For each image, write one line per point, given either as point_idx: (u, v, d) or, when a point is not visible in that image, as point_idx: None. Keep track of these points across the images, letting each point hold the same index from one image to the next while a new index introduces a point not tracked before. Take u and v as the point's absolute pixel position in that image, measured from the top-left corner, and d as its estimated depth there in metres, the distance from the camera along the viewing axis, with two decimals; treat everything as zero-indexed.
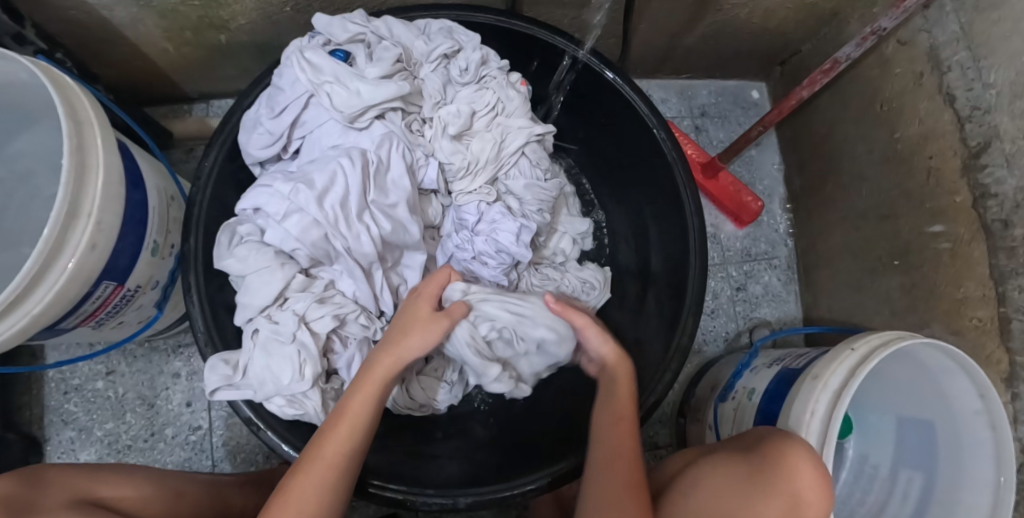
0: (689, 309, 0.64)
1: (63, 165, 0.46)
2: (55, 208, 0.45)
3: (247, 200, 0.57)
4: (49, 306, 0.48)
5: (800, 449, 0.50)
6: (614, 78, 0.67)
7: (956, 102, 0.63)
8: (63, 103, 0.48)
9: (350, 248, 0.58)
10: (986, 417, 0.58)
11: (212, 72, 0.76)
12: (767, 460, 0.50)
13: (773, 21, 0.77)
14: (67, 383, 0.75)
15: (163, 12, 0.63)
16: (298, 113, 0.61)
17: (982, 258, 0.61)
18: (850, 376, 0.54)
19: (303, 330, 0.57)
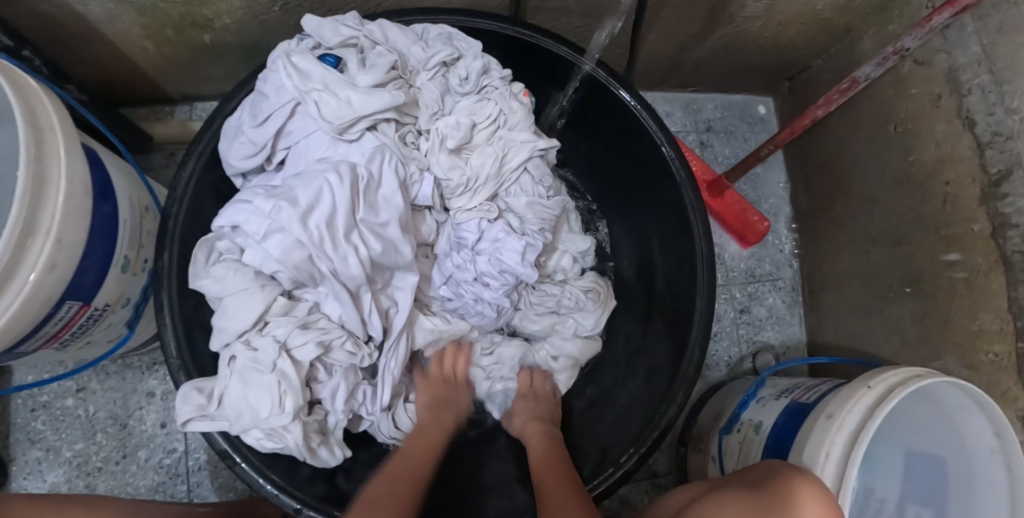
0: (696, 336, 0.62)
1: (19, 178, 0.42)
2: (8, 225, 0.41)
3: (225, 216, 0.53)
4: (3, 330, 0.44)
5: (818, 496, 0.45)
6: (634, 103, 0.64)
7: (976, 127, 0.61)
8: (22, 108, 0.43)
9: (336, 270, 0.54)
10: (1001, 456, 0.56)
11: (196, 73, 0.72)
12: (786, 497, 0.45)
13: (784, 35, 0.74)
14: (35, 399, 0.70)
15: (141, 8, 0.59)
16: (283, 122, 0.57)
17: (1000, 291, 0.59)
18: (868, 416, 0.51)
19: (283, 358, 0.52)
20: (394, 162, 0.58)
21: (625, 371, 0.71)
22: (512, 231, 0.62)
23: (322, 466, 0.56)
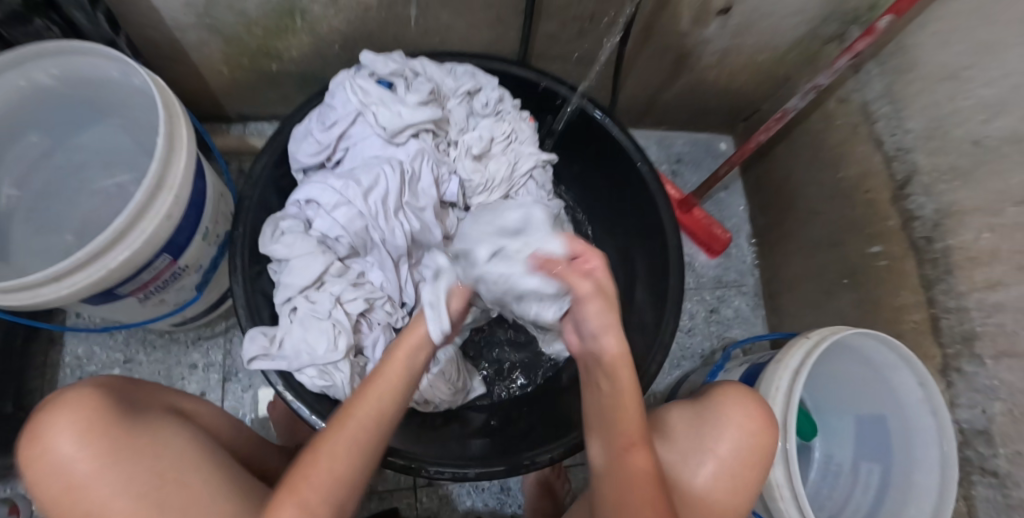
0: (670, 311, 0.73)
1: (158, 145, 0.55)
2: (147, 178, 0.53)
3: (302, 191, 0.67)
4: (123, 263, 0.55)
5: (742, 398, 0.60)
6: (603, 118, 0.79)
7: (884, 146, 0.78)
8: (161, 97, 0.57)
9: (385, 240, 0.67)
10: (927, 403, 0.66)
11: (254, 96, 0.87)
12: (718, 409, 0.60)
13: (736, 83, 0.93)
14: (83, 368, 0.80)
15: (228, 38, 0.74)
16: (345, 128, 0.71)
17: (913, 271, 0.73)
18: (807, 356, 0.63)
19: (338, 308, 0.64)
20: (427, 168, 0.72)
21: None
22: None
23: None
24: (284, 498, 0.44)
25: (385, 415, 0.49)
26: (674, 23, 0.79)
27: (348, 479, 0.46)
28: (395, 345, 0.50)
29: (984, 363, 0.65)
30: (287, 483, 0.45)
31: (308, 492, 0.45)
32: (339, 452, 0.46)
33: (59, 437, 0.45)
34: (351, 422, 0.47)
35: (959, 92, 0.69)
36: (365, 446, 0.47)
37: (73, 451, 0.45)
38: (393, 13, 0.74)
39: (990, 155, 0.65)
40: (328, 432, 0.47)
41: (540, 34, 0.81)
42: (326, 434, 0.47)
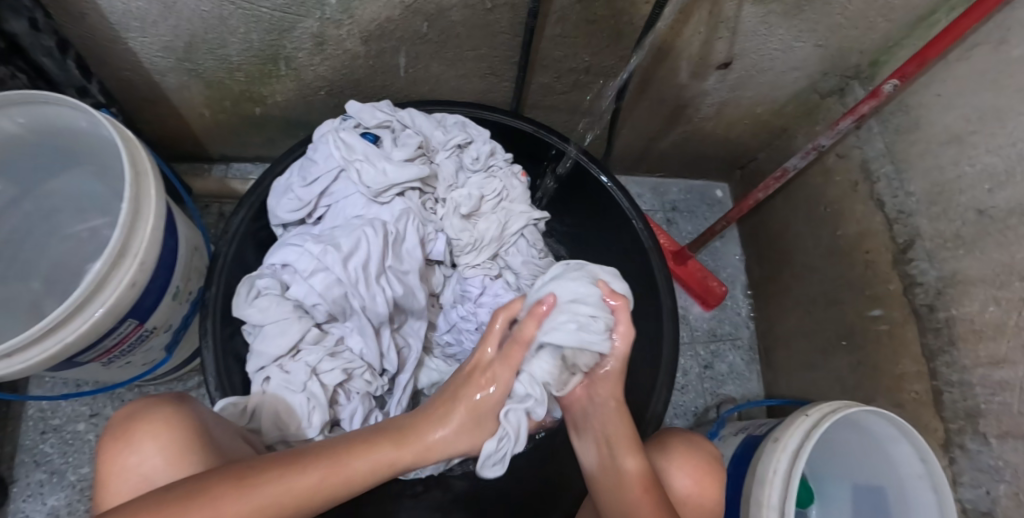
0: (662, 381, 0.70)
1: (122, 212, 0.53)
2: (108, 248, 0.52)
3: (278, 254, 0.65)
4: (87, 332, 0.53)
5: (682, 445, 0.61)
6: (608, 183, 0.76)
7: (885, 207, 0.76)
8: (130, 158, 0.55)
9: (365, 306, 0.64)
10: (929, 480, 0.63)
11: (238, 139, 0.84)
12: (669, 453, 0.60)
13: (733, 132, 0.91)
14: (47, 422, 0.74)
15: (210, 83, 0.72)
16: (327, 184, 0.68)
17: (914, 339, 0.71)
18: (807, 437, 0.61)
19: (313, 380, 0.61)
20: (411, 230, 0.69)
21: None
22: (510, 288, 0.74)
23: None
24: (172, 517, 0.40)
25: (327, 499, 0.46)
26: (673, 75, 0.78)
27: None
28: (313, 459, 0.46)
29: (988, 441, 0.62)
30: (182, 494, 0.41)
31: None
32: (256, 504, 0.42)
33: (150, 449, 0.45)
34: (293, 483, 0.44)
35: (961, 157, 0.67)
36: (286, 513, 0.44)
37: (152, 474, 0.44)
38: (382, 61, 0.72)
39: (996, 226, 0.63)
40: (256, 476, 0.43)
41: (534, 85, 0.80)
42: (262, 480, 0.43)
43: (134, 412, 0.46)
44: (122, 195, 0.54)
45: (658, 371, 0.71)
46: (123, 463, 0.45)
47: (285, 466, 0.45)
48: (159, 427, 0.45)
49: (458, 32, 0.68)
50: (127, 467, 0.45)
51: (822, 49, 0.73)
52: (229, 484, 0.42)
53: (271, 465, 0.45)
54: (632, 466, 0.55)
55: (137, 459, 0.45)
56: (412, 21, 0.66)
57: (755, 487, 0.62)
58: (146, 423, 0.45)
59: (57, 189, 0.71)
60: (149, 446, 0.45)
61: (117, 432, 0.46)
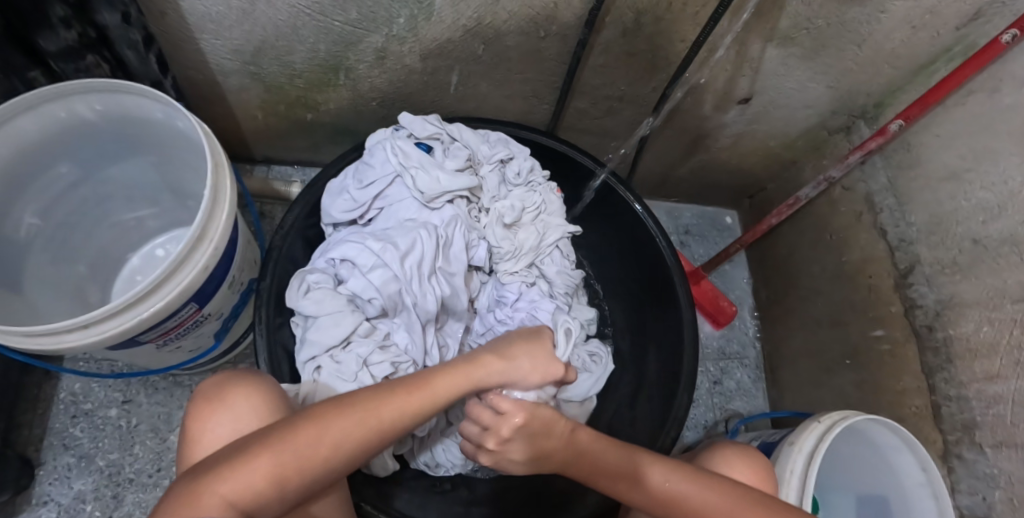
0: (683, 387, 0.75)
1: (205, 199, 0.57)
2: (191, 231, 0.56)
3: (337, 249, 0.69)
4: (160, 311, 0.56)
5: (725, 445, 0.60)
6: (640, 209, 0.81)
7: (888, 236, 0.83)
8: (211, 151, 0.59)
9: (416, 303, 0.69)
10: (929, 488, 0.68)
11: (284, 142, 0.88)
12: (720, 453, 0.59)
13: (746, 162, 0.99)
14: (78, 406, 0.74)
15: (270, 86, 0.76)
16: (382, 188, 0.73)
17: (915, 357, 0.77)
18: (821, 439, 0.66)
19: (364, 371, 0.64)
20: (457, 236, 0.73)
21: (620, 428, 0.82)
22: (546, 296, 0.77)
23: (376, 473, 0.69)
24: (270, 450, 0.45)
25: (398, 424, 0.50)
26: (697, 107, 0.86)
27: (318, 465, 0.46)
28: (376, 401, 0.49)
29: (985, 451, 0.68)
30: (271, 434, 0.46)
31: (288, 460, 0.45)
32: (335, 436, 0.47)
33: (239, 409, 0.49)
34: (366, 414, 0.48)
35: (958, 192, 0.75)
36: (365, 440, 0.48)
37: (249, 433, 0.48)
38: (435, 78, 0.77)
39: (990, 255, 0.71)
40: (335, 413, 0.48)
41: (571, 110, 0.86)
42: (341, 417, 0.47)
43: (223, 381, 0.50)
44: (204, 183, 0.58)
45: (680, 380, 0.76)
46: (213, 425, 0.48)
47: (354, 404, 0.49)
48: (251, 392, 0.50)
49: (509, 56, 0.74)
50: (218, 427, 0.48)
51: (833, 90, 0.82)
52: (314, 424, 0.47)
53: (345, 403, 0.49)
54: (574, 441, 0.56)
55: (228, 414, 0.48)
56: (469, 43, 0.72)
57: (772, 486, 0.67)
58: (240, 388, 0.50)
59: (112, 178, 0.70)
60: (245, 408, 0.49)
61: (207, 397, 0.49)
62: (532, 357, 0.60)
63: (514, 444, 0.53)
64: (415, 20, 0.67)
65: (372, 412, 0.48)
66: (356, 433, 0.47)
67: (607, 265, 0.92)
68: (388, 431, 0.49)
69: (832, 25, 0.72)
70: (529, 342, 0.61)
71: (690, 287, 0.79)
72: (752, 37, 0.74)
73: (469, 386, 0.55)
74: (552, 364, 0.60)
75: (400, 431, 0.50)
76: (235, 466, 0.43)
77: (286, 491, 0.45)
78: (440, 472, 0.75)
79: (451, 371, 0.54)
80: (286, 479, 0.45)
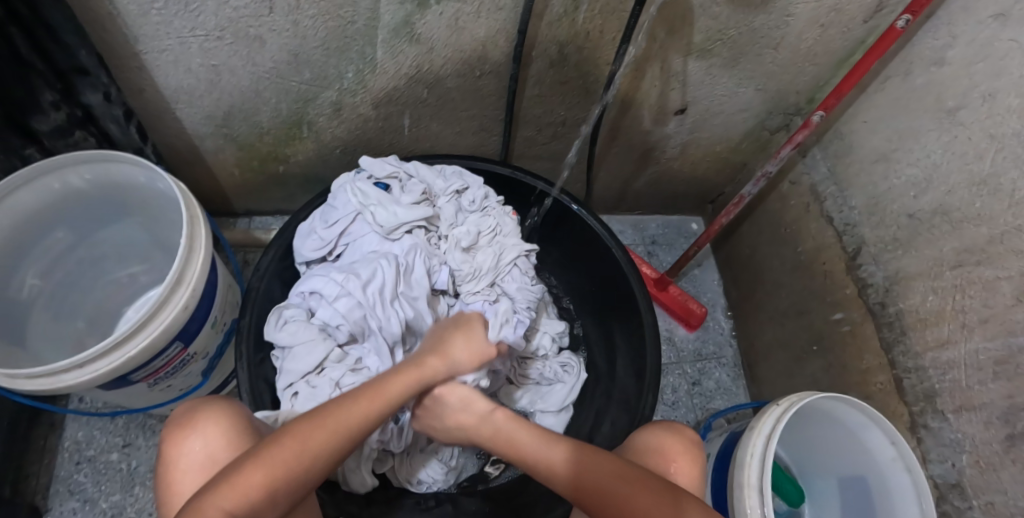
0: (648, 386, 0.77)
1: (182, 246, 0.64)
2: (169, 274, 0.63)
3: (306, 283, 0.76)
4: (145, 349, 0.63)
5: (655, 431, 0.62)
6: (579, 209, 0.87)
7: (834, 221, 0.87)
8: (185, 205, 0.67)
9: (381, 327, 0.74)
10: (901, 462, 0.69)
11: (262, 195, 0.97)
12: (657, 442, 0.60)
13: (698, 169, 1.04)
14: (82, 453, 0.82)
15: (243, 145, 0.84)
16: (346, 226, 0.80)
17: (872, 334, 0.79)
18: (778, 419, 0.67)
19: (336, 393, 0.69)
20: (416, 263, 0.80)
21: (594, 434, 0.83)
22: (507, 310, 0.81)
23: (357, 490, 0.72)
24: (259, 466, 0.49)
25: (361, 430, 0.55)
26: (638, 124, 0.92)
27: (301, 476, 0.51)
28: (341, 412, 0.54)
29: (948, 417, 0.69)
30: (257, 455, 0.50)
31: (276, 475, 0.49)
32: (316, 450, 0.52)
33: (208, 434, 0.53)
34: (335, 424, 0.53)
35: (890, 172, 0.79)
36: (336, 449, 0.53)
37: (217, 452, 0.53)
38: (390, 123, 0.85)
39: (924, 226, 0.73)
40: (310, 429, 0.52)
41: (519, 138, 0.93)
42: (316, 432, 0.52)
43: (191, 408, 0.55)
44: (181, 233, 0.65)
45: (644, 381, 0.78)
46: (185, 449, 0.53)
47: (324, 418, 0.53)
48: (218, 416, 0.55)
49: (453, 96, 0.82)
50: (192, 449, 0.53)
51: (762, 92, 0.88)
52: (293, 439, 0.51)
53: (315, 418, 0.53)
54: (601, 468, 0.55)
55: (199, 439, 0.53)
56: (415, 89, 0.79)
57: (736, 471, 0.68)
58: (206, 412, 0.55)
59: (104, 239, 0.78)
60: (212, 429, 0.54)
61: (177, 425, 0.54)
62: (468, 347, 0.65)
63: (450, 415, 0.66)
64: (363, 74, 0.75)
65: (341, 422, 0.54)
66: (328, 443, 0.52)
67: (573, 279, 0.97)
68: (354, 436, 0.54)
69: (744, 33, 0.78)
70: (462, 333, 0.66)
71: (646, 290, 0.83)
72: (672, 54, 0.80)
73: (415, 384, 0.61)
74: (486, 348, 0.66)
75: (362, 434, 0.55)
76: (230, 484, 0.48)
77: (276, 503, 0.49)
78: (423, 488, 0.78)
79: (400, 376, 0.60)
80: (276, 492, 0.49)
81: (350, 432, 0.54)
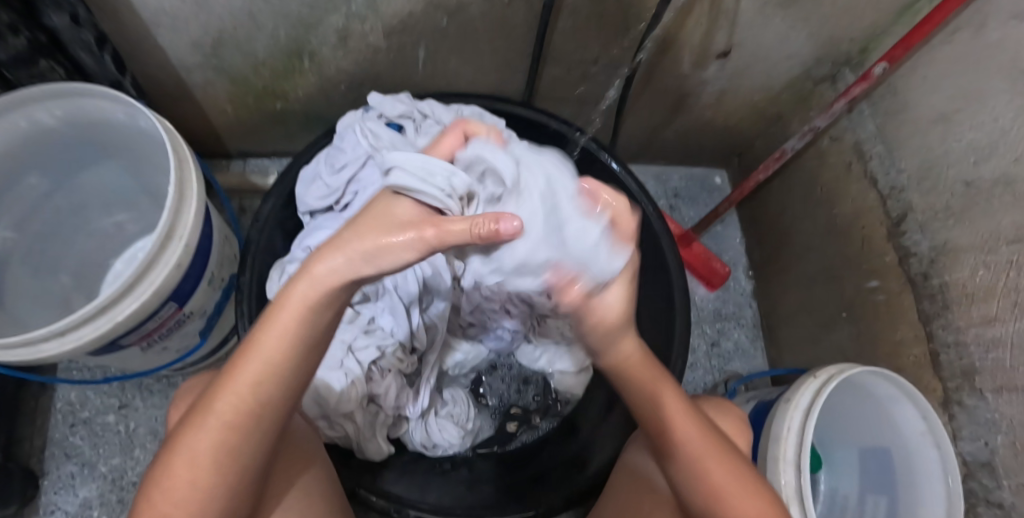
0: (676, 352, 0.73)
1: (169, 196, 0.56)
2: (157, 229, 0.55)
3: (312, 236, 0.68)
4: (136, 313, 0.56)
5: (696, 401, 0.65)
6: (618, 168, 0.79)
7: (878, 184, 0.81)
8: (173, 148, 0.58)
9: (396, 284, 0.66)
10: (931, 436, 0.66)
11: (258, 135, 0.88)
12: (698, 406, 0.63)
13: (732, 119, 0.97)
14: (76, 415, 0.83)
15: (234, 78, 0.74)
16: (355, 170, 0.71)
17: (910, 306, 0.76)
18: (817, 393, 0.65)
19: (348, 357, 0.64)
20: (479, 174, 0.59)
21: None
22: None
23: (372, 458, 0.69)
24: (151, 491, 0.41)
25: (248, 406, 0.41)
26: (676, 65, 0.83)
27: (207, 489, 0.41)
28: (211, 397, 0.41)
29: (985, 396, 0.66)
30: (169, 462, 0.41)
31: (196, 484, 0.40)
32: (229, 438, 0.41)
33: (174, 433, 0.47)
34: (208, 416, 0.41)
35: (949, 135, 0.72)
36: (226, 440, 0.41)
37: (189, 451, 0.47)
38: (402, 55, 0.75)
39: (983, 196, 0.67)
40: (184, 434, 0.41)
41: (545, 77, 0.84)
42: (187, 435, 0.41)
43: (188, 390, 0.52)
44: (168, 180, 0.57)
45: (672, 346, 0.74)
46: None
47: (198, 412, 0.41)
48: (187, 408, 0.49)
49: (476, 26, 0.72)
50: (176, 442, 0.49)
51: (816, 37, 0.79)
52: (168, 451, 0.41)
53: (189, 416, 0.42)
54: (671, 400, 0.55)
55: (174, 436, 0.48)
56: (433, 16, 0.69)
57: (770, 445, 0.66)
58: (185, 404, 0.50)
59: (82, 186, 0.70)
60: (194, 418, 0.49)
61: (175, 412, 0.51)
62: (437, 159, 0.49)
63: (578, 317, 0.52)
64: None
65: (209, 411, 0.41)
66: (224, 437, 0.40)
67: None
68: (241, 417, 0.41)
69: None
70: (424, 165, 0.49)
71: (676, 249, 0.77)
72: None
73: (317, 306, 0.40)
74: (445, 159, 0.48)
75: (280, 392, 0.42)
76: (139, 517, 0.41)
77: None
78: (439, 453, 0.73)
79: (266, 312, 0.41)
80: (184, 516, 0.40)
81: (230, 416, 0.41)
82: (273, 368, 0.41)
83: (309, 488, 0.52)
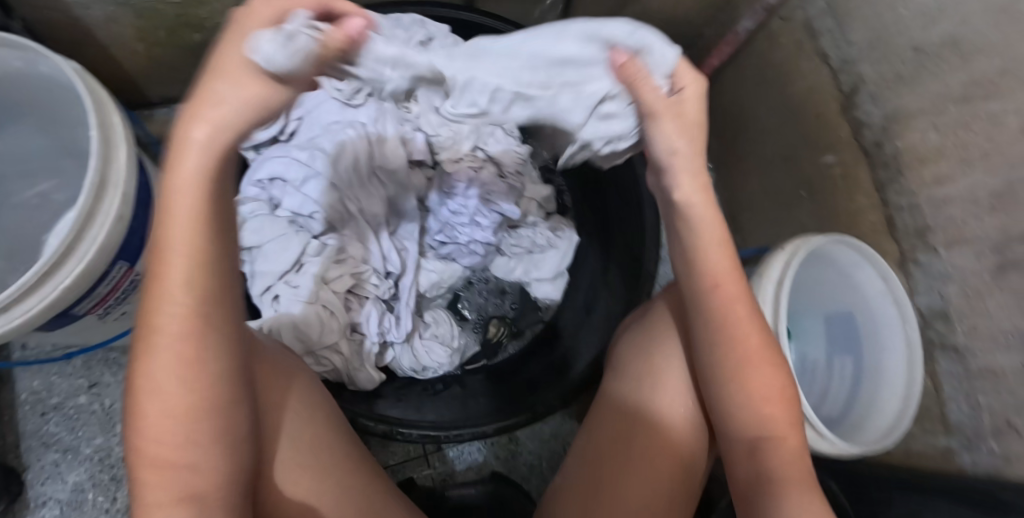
0: None
1: (93, 144, 0.51)
2: (87, 181, 0.50)
3: (262, 169, 0.62)
4: (82, 278, 0.52)
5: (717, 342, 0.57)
6: None
7: (829, 59, 0.81)
8: (85, 91, 0.52)
9: (362, 209, 0.66)
10: (890, 295, 0.70)
11: (180, 74, 0.80)
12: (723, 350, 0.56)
13: (681, 7, 0.94)
14: (45, 403, 0.79)
15: (140, 11, 0.66)
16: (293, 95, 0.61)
17: (865, 176, 0.78)
18: (788, 263, 0.67)
19: (323, 290, 0.63)
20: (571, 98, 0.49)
21: None
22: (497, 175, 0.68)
23: (364, 386, 0.68)
24: (138, 437, 0.38)
25: (194, 306, 0.38)
26: None
27: (192, 407, 0.38)
28: (151, 317, 0.37)
29: (937, 252, 0.69)
30: (138, 401, 0.38)
31: (179, 415, 0.37)
32: (192, 357, 0.38)
33: None
34: (153, 335, 0.37)
35: None
36: (188, 349, 0.38)
37: None
38: None
39: (932, 59, 0.68)
40: (142, 366, 0.38)
41: None
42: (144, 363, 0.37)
43: None
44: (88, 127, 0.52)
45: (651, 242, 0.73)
46: None
47: (146, 340, 0.38)
48: None
49: None
50: None
51: None
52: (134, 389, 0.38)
53: (138, 348, 0.38)
54: (719, 264, 0.50)
55: None
56: None
57: None
58: None
59: None
60: None
61: None
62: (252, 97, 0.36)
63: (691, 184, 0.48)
64: None
65: (156, 330, 0.37)
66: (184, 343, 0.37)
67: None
68: (191, 319, 0.38)
69: None
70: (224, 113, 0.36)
71: None
72: None
73: (214, 170, 0.37)
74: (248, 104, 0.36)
75: (218, 296, 0.39)
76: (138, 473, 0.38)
77: (206, 448, 0.38)
78: (429, 374, 0.72)
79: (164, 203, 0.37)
80: (181, 445, 0.38)
81: (181, 320, 0.37)
82: (202, 267, 0.38)
83: (304, 392, 0.50)
